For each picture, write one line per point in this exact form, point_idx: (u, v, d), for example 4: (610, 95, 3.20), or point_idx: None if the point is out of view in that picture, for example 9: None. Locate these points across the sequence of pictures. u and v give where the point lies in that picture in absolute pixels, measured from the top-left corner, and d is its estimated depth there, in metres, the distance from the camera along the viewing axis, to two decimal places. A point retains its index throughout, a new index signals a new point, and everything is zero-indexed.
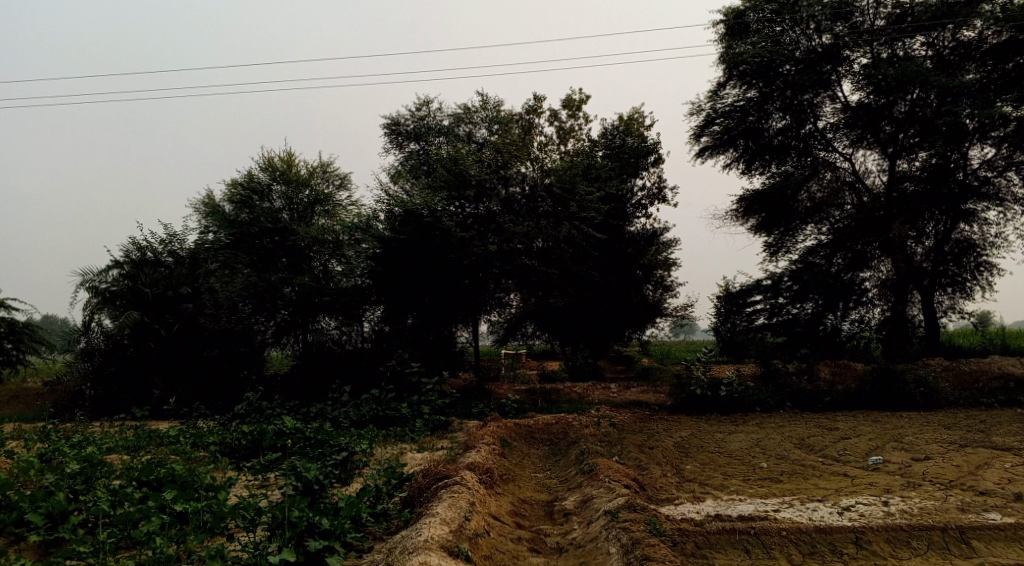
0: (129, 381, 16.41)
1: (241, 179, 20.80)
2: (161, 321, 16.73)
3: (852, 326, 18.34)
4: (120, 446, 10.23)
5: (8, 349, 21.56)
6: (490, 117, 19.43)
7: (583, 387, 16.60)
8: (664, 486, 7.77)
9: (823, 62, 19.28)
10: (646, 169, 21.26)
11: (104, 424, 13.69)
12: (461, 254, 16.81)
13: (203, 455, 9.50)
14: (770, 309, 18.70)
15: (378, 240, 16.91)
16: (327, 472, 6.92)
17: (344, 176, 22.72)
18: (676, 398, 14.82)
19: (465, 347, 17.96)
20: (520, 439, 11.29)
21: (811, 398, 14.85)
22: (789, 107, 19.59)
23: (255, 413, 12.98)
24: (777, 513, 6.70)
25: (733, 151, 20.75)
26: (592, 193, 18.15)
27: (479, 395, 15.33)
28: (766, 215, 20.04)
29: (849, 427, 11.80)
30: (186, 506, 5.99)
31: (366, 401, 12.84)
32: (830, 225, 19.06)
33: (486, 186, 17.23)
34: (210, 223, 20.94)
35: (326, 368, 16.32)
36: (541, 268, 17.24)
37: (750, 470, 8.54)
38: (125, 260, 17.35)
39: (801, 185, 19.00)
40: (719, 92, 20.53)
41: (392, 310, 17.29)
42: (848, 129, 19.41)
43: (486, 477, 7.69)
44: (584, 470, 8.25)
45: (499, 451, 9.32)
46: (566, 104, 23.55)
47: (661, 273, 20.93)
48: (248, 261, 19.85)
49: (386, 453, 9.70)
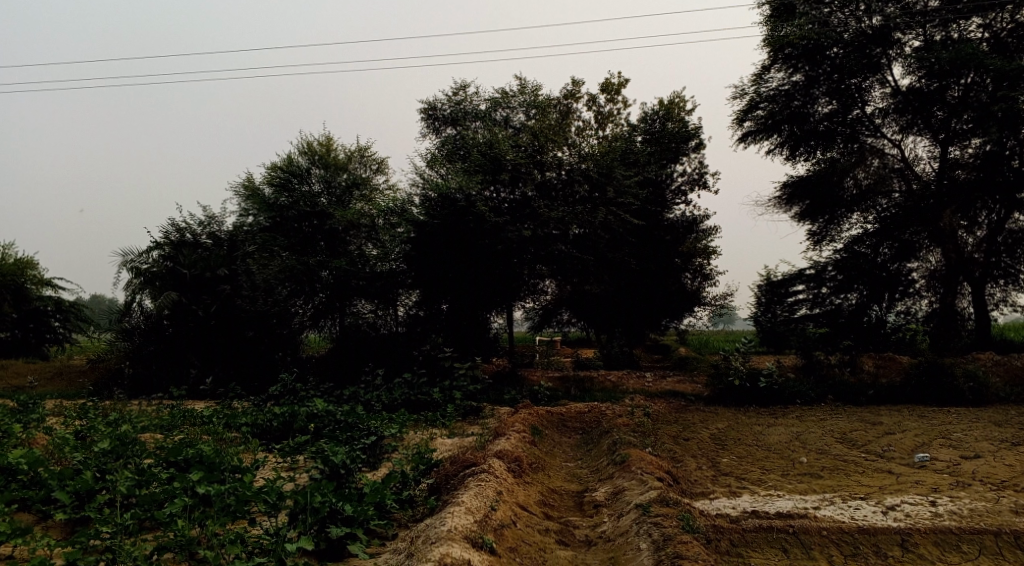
0: (168, 361, 16.66)
1: (280, 163, 20.91)
2: (198, 302, 16.89)
3: (897, 317, 17.96)
4: (156, 425, 10.33)
5: (56, 327, 22.13)
6: (527, 101, 18.89)
7: (617, 375, 16.37)
8: (699, 479, 7.54)
9: (873, 45, 18.43)
10: (686, 154, 20.82)
11: (142, 403, 13.92)
12: (495, 240, 16.57)
13: (235, 435, 9.54)
14: (813, 299, 18.50)
15: (413, 224, 16.83)
16: (353, 457, 6.86)
17: (382, 160, 22.70)
18: (713, 388, 14.51)
19: (499, 334, 17.85)
20: (552, 427, 11.13)
21: (854, 392, 14.41)
22: (836, 92, 18.96)
23: (288, 395, 13.04)
24: (817, 511, 6.42)
25: (777, 136, 20.12)
26: (630, 178, 17.81)
27: (512, 382, 15.22)
28: (810, 202, 19.58)
29: (893, 422, 11.38)
30: (210, 489, 5.99)
31: (398, 385, 12.82)
32: (876, 214, 18.62)
33: (522, 170, 16.99)
34: (249, 206, 21.10)
35: (359, 352, 16.37)
36: (577, 256, 16.99)
37: (789, 465, 8.24)
38: (165, 241, 17.52)
39: (847, 171, 18.58)
40: (763, 76, 19.99)
41: (427, 295, 17.34)
42: (898, 115, 18.70)
43: (514, 466, 7.54)
44: (615, 461, 8.06)
45: (529, 439, 9.18)
46: (604, 88, 23.16)
47: (700, 261, 20.59)
48: (285, 244, 19.97)
49: (416, 437, 9.62)
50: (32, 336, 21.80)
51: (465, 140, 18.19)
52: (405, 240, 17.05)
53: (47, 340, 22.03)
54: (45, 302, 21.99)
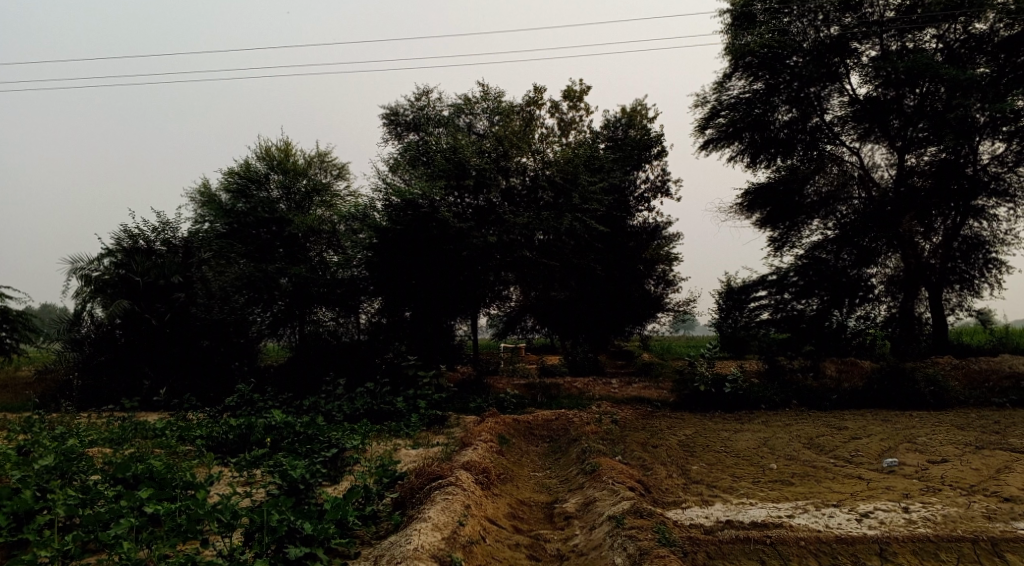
0: (119, 372, 16.03)
1: (238, 168, 20.39)
2: (152, 310, 16.28)
3: (858, 323, 17.90)
4: (105, 439, 9.84)
5: (2, 337, 21.23)
6: (491, 108, 18.74)
7: (583, 382, 16.26)
8: (670, 488, 7.40)
9: (830, 54, 18.83)
10: (649, 161, 20.88)
11: (92, 416, 13.35)
12: (460, 245, 16.35)
13: (189, 449, 9.12)
14: (775, 304, 18.41)
15: (375, 230, 16.52)
16: (313, 471, 6.56)
17: (343, 166, 22.32)
18: (680, 394, 14.46)
19: (463, 341, 17.59)
20: (519, 436, 10.91)
21: (817, 396, 14.49)
22: (795, 100, 19.20)
23: (246, 406, 12.61)
24: (791, 519, 6.32)
25: (738, 143, 20.25)
26: (595, 183, 17.73)
27: (478, 389, 15.00)
28: (772, 209, 19.67)
29: (858, 426, 11.44)
30: (159, 507, 5.64)
31: (361, 394, 12.50)
32: (836, 221, 18.67)
33: (487, 175, 16.78)
34: (206, 212, 20.53)
35: (320, 360, 15.97)
36: (540, 260, 16.93)
37: (760, 472, 8.15)
38: (117, 247, 16.88)
39: (807, 178, 18.94)
40: (725, 84, 20.10)
41: (389, 303, 17.02)
42: (856, 123, 19.09)
43: (482, 477, 7.31)
44: (585, 471, 7.88)
45: (496, 449, 8.95)
46: (567, 96, 23.14)
47: (663, 268, 20.74)
48: (243, 251, 19.45)
49: (378, 449, 9.32)
50: None
51: (428, 145, 17.93)
52: (368, 247, 16.75)
53: None
54: None
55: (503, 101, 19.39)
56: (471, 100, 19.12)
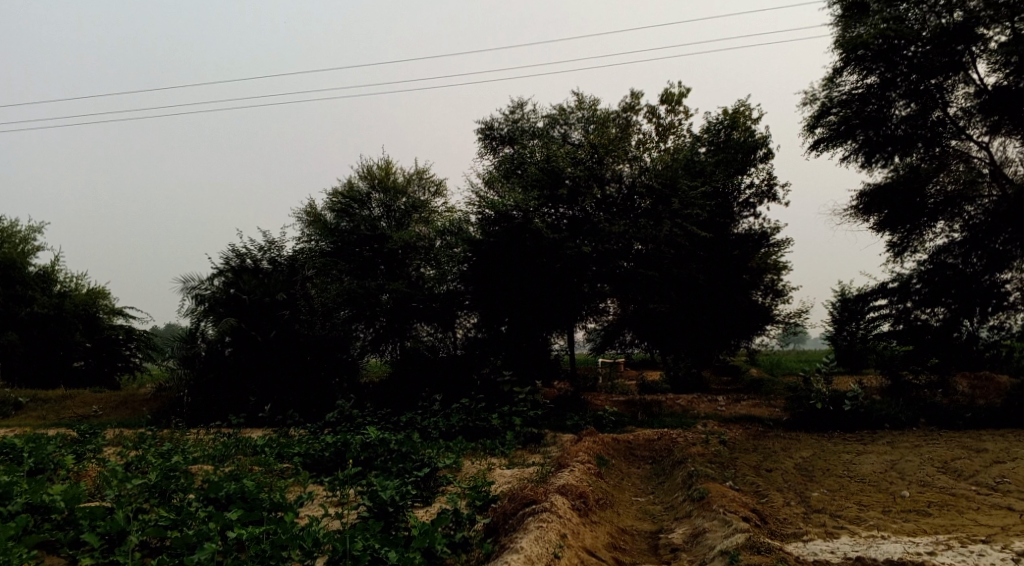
0: (227, 389, 16.57)
1: (342, 188, 20.92)
2: (256, 328, 16.78)
3: (992, 333, 16.51)
4: (209, 455, 10.04)
5: (128, 355, 22.54)
6: (585, 117, 18.37)
7: (686, 400, 15.50)
8: (788, 518, 6.71)
9: (955, 42, 17.24)
10: (754, 165, 19.89)
11: (200, 432, 13.78)
12: (556, 257, 16.04)
13: (287, 467, 9.15)
14: (897, 314, 17.07)
15: (469, 243, 16.42)
16: (403, 493, 6.34)
17: (440, 182, 22.50)
18: (793, 412, 13.50)
19: (560, 356, 17.20)
20: (619, 456, 10.39)
21: (949, 414, 13.20)
22: (914, 93, 17.81)
23: (344, 421, 12.67)
24: (934, 558, 5.54)
25: (852, 142, 18.99)
26: (696, 188, 17.03)
27: (575, 406, 14.55)
28: (890, 211, 18.22)
29: (1001, 448, 10.23)
30: (243, 532, 5.54)
31: (457, 411, 12.31)
32: (965, 221, 17.14)
33: (581, 184, 16.41)
34: (311, 232, 21.13)
35: (416, 376, 15.95)
36: (640, 271, 16.28)
37: (890, 500, 7.31)
38: (226, 268, 17.54)
39: (929, 177, 17.55)
40: (836, 79, 18.96)
41: (486, 318, 17.02)
42: (984, 116, 17.43)
43: (580, 503, 6.87)
44: (692, 498, 7.28)
45: (595, 471, 8.49)
46: (665, 100, 22.50)
47: (771, 277, 19.55)
48: (346, 269, 19.85)
49: (473, 468, 9.05)
50: (106, 365, 22.22)
51: (522, 156, 17.73)
52: (464, 259, 16.67)
53: (120, 369, 22.42)
54: (116, 331, 22.41)
55: (599, 109, 18.97)
56: (566, 109, 18.85)
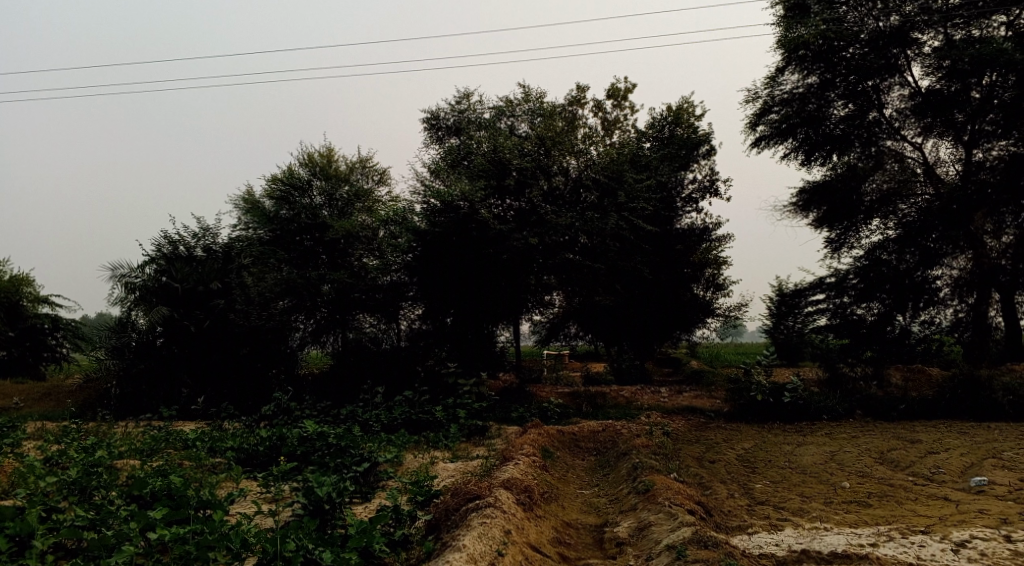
0: (159, 381, 15.88)
1: (281, 175, 20.28)
2: (190, 317, 16.13)
3: (923, 328, 17.06)
4: (136, 450, 9.55)
5: (53, 345, 21.43)
6: (532, 109, 18.16)
7: (630, 391, 15.54)
8: (733, 511, 6.69)
9: (891, 45, 17.72)
10: (697, 161, 20.09)
11: (129, 425, 13.14)
12: (500, 248, 15.78)
13: (219, 462, 8.74)
14: (834, 309, 17.55)
15: (414, 233, 16.13)
16: (341, 489, 6.09)
17: (384, 171, 22.06)
18: (734, 403, 13.67)
19: (505, 347, 17.04)
20: (563, 448, 10.30)
21: (884, 406, 13.54)
22: (852, 94, 18.25)
23: (282, 414, 12.25)
24: (876, 550, 5.56)
25: (792, 140, 19.33)
26: (642, 181, 17.04)
27: (520, 398, 14.42)
28: (828, 208, 18.65)
29: (933, 439, 10.51)
30: (166, 532, 5.22)
31: (399, 403, 12.02)
32: (898, 220, 17.52)
33: (528, 175, 16.27)
34: (250, 220, 20.43)
35: (359, 367, 15.58)
36: (586, 264, 16.22)
37: (831, 491, 7.37)
38: (158, 255, 16.80)
39: (866, 176, 18.02)
40: (777, 78, 19.28)
41: (431, 308, 16.72)
42: (917, 117, 17.91)
43: (524, 498, 6.71)
44: (637, 490, 7.20)
45: (540, 464, 8.35)
46: (611, 95, 22.55)
47: (711, 271, 19.75)
48: (286, 258, 19.27)
49: (414, 462, 8.81)
50: (29, 356, 21.06)
51: (467, 146, 17.47)
52: (408, 250, 16.34)
53: (44, 359, 21.30)
54: (41, 320, 21.26)
55: (545, 102, 18.80)
56: (513, 102, 18.63)
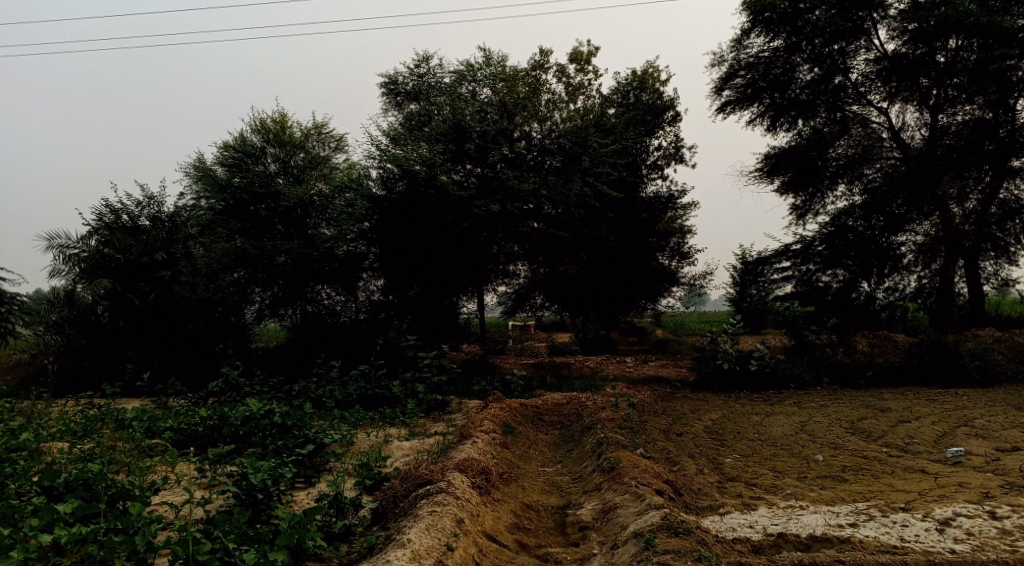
0: (101, 357, 15.04)
1: (233, 141, 19.35)
2: (134, 290, 15.31)
3: (887, 295, 17.23)
4: (67, 431, 8.83)
5: None
6: (494, 73, 17.21)
7: (595, 361, 15.21)
8: (703, 488, 6.31)
9: (857, 7, 17.28)
10: (663, 127, 19.59)
11: (66, 404, 12.37)
12: (460, 215, 15.17)
13: (155, 444, 8.09)
14: (800, 276, 17.55)
15: (369, 200, 15.38)
16: (277, 476, 5.64)
17: (341, 137, 21.20)
18: (700, 372, 13.38)
19: (469, 318, 16.50)
20: (526, 423, 9.86)
21: (851, 373, 13.37)
22: (818, 58, 17.87)
23: (231, 391, 11.59)
24: (856, 531, 5.23)
25: (758, 105, 18.92)
26: (606, 146, 16.55)
27: (482, 371, 13.95)
28: (794, 174, 18.40)
29: (903, 407, 10.29)
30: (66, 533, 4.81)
31: (354, 378, 11.44)
32: (864, 184, 17.54)
33: (490, 139, 15.51)
34: (200, 188, 19.53)
35: (313, 341, 14.95)
36: (549, 233, 15.84)
37: (804, 465, 7.03)
38: (99, 225, 15.94)
39: (831, 142, 17.59)
40: (743, 41, 18.82)
41: (397, 282, 15.91)
42: (883, 81, 17.46)
43: (480, 481, 6.25)
44: (602, 468, 6.77)
45: (500, 441, 7.90)
46: (574, 58, 21.81)
47: (677, 240, 19.47)
48: (239, 228, 18.43)
49: (366, 441, 8.29)
50: None
51: (426, 109, 16.71)
52: (364, 217, 15.63)
53: None
54: None
55: (508, 64, 18.05)
56: (474, 66, 17.48)
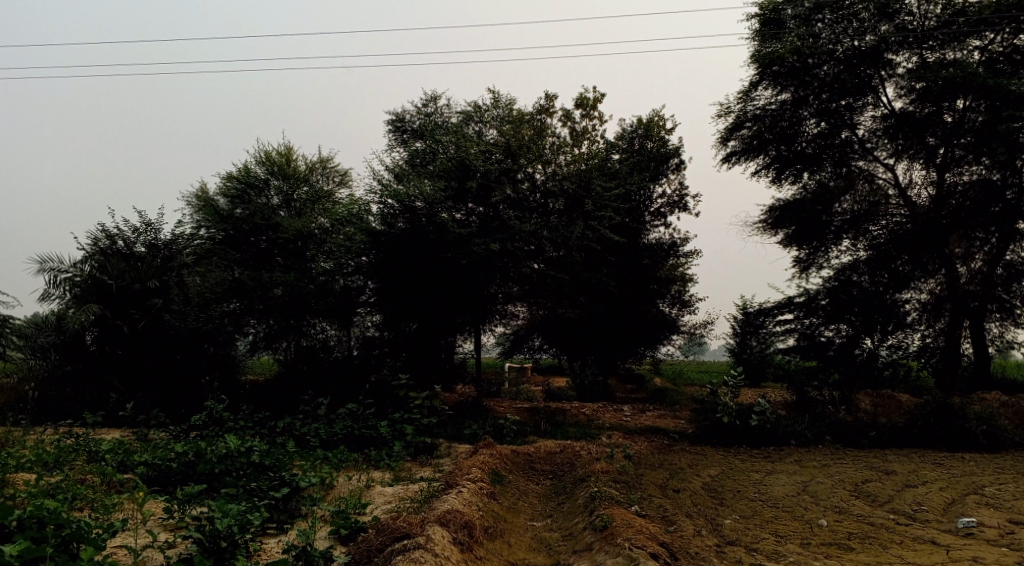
0: (84, 384, 14.65)
1: (237, 172, 19.33)
2: (124, 317, 15.05)
3: (890, 352, 16.42)
4: (36, 461, 8.44)
5: None
6: (500, 115, 17.21)
7: (591, 408, 14.84)
8: (700, 552, 5.95)
9: (865, 65, 17.30)
10: (667, 174, 19.49)
11: (43, 432, 11.97)
12: (459, 253, 14.87)
13: (126, 479, 7.73)
14: (801, 330, 17.21)
15: (367, 235, 15.19)
16: (244, 522, 5.36)
17: (345, 172, 21.16)
18: (699, 425, 13.01)
19: (464, 359, 16.16)
20: (517, 471, 9.49)
21: (853, 431, 13.01)
22: (825, 112, 17.82)
23: (213, 426, 11.22)
24: None
25: (764, 157, 18.94)
26: (610, 190, 16.43)
27: (473, 414, 13.56)
28: (798, 228, 18.25)
29: (909, 470, 9.92)
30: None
31: (341, 417, 11.07)
32: (869, 240, 17.18)
33: (492, 179, 15.31)
34: (200, 218, 19.43)
35: (303, 377, 14.61)
36: (549, 276, 15.60)
37: (807, 530, 6.66)
38: (94, 249, 15.80)
39: (837, 196, 17.49)
40: (750, 93, 18.83)
41: (392, 319, 15.62)
42: (890, 138, 17.56)
43: (463, 536, 5.91)
44: (593, 526, 6.40)
45: (488, 491, 7.54)
46: (580, 104, 21.91)
47: (678, 288, 19.14)
48: (236, 258, 18.24)
49: (347, 485, 7.92)
50: None
51: (431, 148, 16.65)
52: (361, 252, 15.42)
53: None
54: None
55: (514, 107, 18.07)
56: (481, 107, 17.53)
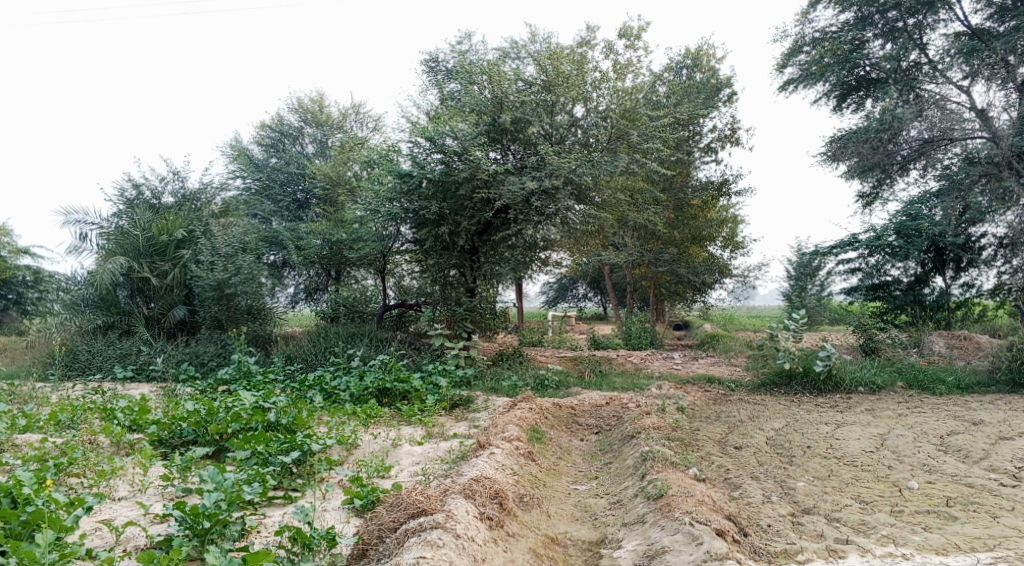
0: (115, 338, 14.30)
1: (270, 121, 18.81)
2: (152, 269, 14.61)
3: (962, 292, 15.73)
4: (43, 420, 7.97)
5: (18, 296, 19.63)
6: (537, 48, 16.05)
7: (640, 357, 14.02)
8: (772, 526, 5.17)
9: None
10: (718, 106, 18.15)
11: (71, 388, 11.65)
12: (494, 193, 13.82)
13: (134, 439, 7.20)
14: (867, 269, 16.14)
15: (399, 177, 13.91)
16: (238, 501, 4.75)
17: (379, 117, 20.26)
18: (758, 374, 12.02)
19: (505, 307, 15.39)
20: (559, 426, 8.70)
21: (929, 379, 11.89)
22: (891, 33, 16.33)
23: (239, 380, 10.69)
24: None
25: (823, 84, 17.45)
26: (657, 123, 15.20)
27: (513, 364, 12.84)
28: (858, 160, 16.39)
29: (1001, 419, 8.85)
30: None
31: (372, 369, 10.44)
32: (941, 170, 15.76)
33: (527, 113, 14.07)
34: (232, 169, 18.91)
35: (335, 329, 14.07)
36: (591, 216, 14.56)
37: (893, 493, 5.80)
38: (120, 200, 15.49)
39: (906, 124, 15.46)
40: (808, 15, 17.26)
41: (426, 266, 14.85)
42: (965, 58, 15.70)
43: (492, 511, 5.28)
44: (647, 494, 5.61)
45: (525, 451, 6.79)
46: (623, 36, 20.49)
47: (730, 228, 17.90)
48: (270, 210, 17.73)
49: (373, 444, 7.26)
50: None
51: (463, 86, 15.56)
52: (391, 198, 14.11)
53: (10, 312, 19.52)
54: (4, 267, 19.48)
55: (553, 39, 16.84)
56: (518, 41, 16.44)
